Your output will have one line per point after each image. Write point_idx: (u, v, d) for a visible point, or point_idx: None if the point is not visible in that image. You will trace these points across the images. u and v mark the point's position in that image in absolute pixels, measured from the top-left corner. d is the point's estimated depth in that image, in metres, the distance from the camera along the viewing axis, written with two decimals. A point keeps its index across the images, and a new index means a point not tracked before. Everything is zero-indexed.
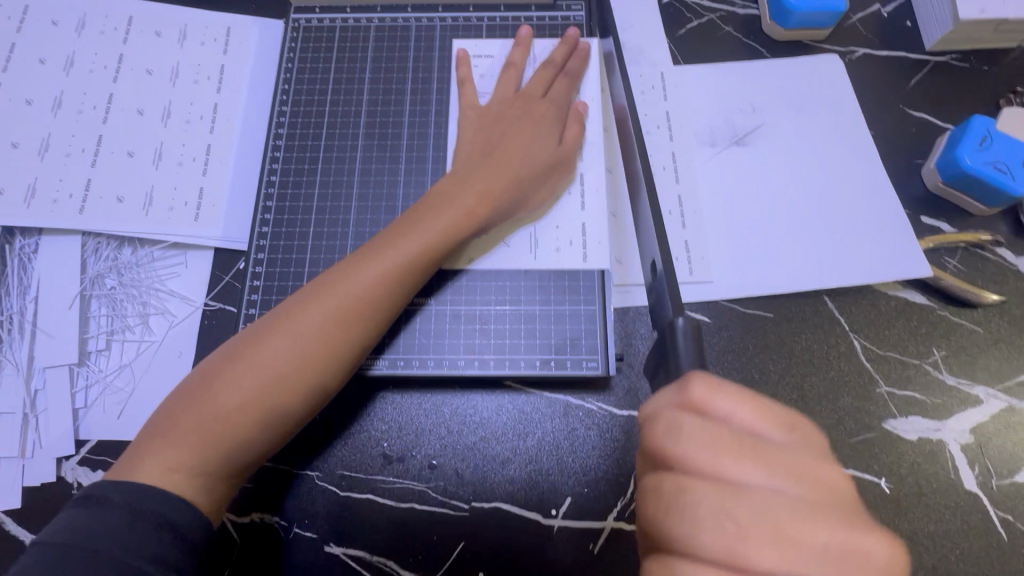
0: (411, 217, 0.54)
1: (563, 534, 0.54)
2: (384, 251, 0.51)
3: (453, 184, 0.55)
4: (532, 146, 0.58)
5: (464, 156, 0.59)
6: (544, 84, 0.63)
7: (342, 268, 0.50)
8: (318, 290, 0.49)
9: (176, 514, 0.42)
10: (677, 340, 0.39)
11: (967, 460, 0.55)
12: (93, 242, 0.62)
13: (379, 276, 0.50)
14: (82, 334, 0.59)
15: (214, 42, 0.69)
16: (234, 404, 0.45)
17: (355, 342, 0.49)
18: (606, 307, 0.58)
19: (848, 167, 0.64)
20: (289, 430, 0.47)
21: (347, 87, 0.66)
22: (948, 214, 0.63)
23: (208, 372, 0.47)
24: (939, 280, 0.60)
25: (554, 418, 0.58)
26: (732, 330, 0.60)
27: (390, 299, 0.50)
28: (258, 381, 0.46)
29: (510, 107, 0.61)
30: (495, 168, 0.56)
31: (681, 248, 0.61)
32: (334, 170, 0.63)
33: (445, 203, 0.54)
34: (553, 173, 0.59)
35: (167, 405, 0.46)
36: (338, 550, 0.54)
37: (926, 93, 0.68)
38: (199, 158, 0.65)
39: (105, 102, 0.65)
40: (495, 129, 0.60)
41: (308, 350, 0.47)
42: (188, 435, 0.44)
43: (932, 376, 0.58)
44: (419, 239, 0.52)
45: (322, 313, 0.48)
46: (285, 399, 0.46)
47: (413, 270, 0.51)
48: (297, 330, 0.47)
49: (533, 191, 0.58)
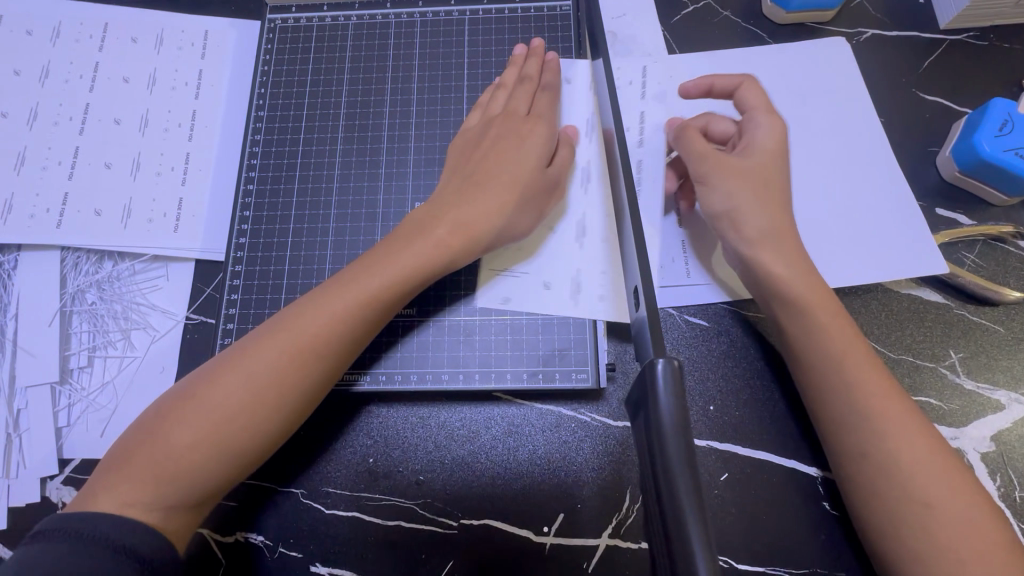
0: (380, 250, 0.51)
1: (556, 551, 0.52)
2: (347, 285, 0.49)
3: (430, 215, 0.52)
4: (513, 164, 0.54)
5: (445, 180, 0.56)
6: (527, 100, 0.58)
7: (303, 303, 0.48)
8: (276, 325, 0.47)
9: (137, 540, 0.40)
10: (656, 388, 0.30)
11: (988, 470, 0.51)
12: (73, 256, 0.60)
13: (339, 311, 0.47)
14: (63, 350, 0.58)
15: (191, 47, 0.67)
16: (186, 443, 0.43)
17: (314, 381, 0.47)
18: (594, 316, 0.55)
19: (855, 156, 0.60)
20: (248, 467, 0.46)
21: (325, 89, 0.64)
22: (965, 205, 0.59)
23: (165, 407, 0.45)
24: (956, 278, 0.56)
25: (545, 429, 0.55)
26: (732, 334, 0.56)
27: (351, 335, 0.48)
28: (211, 418, 0.44)
29: (490, 125, 0.57)
30: (477, 194, 0.53)
31: (677, 250, 0.59)
32: (312, 177, 0.61)
33: (416, 235, 0.51)
34: (543, 196, 0.55)
35: (123, 440, 0.45)
36: (324, 569, 0.52)
37: (941, 76, 0.64)
38: (177, 167, 0.63)
39: (81, 113, 0.64)
40: (476, 150, 0.56)
41: (262, 388, 0.45)
42: (141, 473, 0.43)
43: (949, 380, 0.54)
44: (383, 274, 0.49)
45: (278, 348, 0.46)
46: (239, 436, 0.44)
47: (378, 304, 0.49)
48: (253, 367, 0.45)
49: (521, 219, 0.54)
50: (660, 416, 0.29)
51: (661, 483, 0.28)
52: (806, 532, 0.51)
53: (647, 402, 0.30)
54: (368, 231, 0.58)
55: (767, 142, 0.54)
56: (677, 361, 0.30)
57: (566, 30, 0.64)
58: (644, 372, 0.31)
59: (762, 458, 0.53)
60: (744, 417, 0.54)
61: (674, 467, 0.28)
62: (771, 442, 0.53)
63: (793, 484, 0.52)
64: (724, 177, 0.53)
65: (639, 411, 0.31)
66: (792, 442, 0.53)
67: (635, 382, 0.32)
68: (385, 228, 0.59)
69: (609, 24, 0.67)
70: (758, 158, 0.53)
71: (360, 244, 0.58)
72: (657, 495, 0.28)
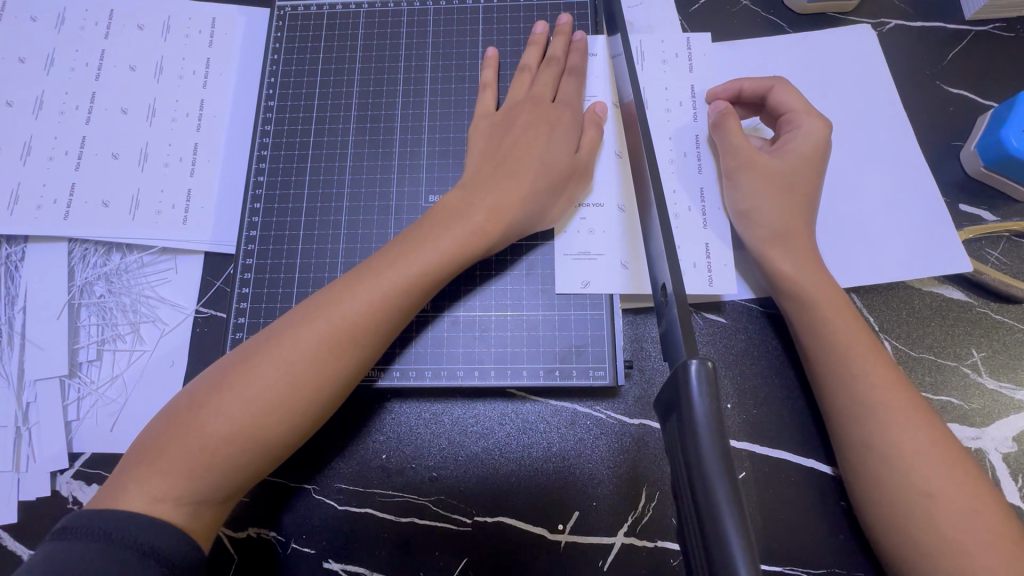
0: (411, 235, 0.50)
1: (571, 550, 0.51)
2: (380, 272, 0.48)
3: (462, 201, 0.51)
4: (545, 152, 0.54)
5: (474, 165, 0.54)
6: (552, 84, 0.58)
7: (333, 291, 0.47)
8: (307, 314, 0.46)
9: (161, 540, 0.39)
10: (689, 390, 0.29)
11: (1009, 470, 0.51)
12: (81, 248, 0.59)
13: (373, 299, 0.46)
14: (72, 343, 0.58)
15: (199, 34, 0.66)
16: (220, 434, 0.42)
17: (348, 370, 0.46)
18: (611, 292, 0.55)
19: (878, 150, 0.59)
20: (280, 459, 0.45)
21: (336, 79, 0.62)
22: (990, 201, 0.58)
23: (195, 397, 0.44)
24: (980, 275, 0.55)
25: (560, 426, 0.55)
26: (751, 331, 0.56)
27: (384, 325, 0.47)
28: (243, 409, 0.43)
29: (519, 112, 0.56)
30: (510, 180, 0.52)
31: (701, 254, 0.56)
32: (323, 168, 0.60)
33: (449, 223, 0.50)
34: (573, 184, 0.55)
35: (152, 430, 0.44)
36: (337, 566, 0.52)
37: (966, 68, 0.62)
38: (186, 158, 0.62)
39: (88, 102, 0.63)
40: (505, 137, 0.55)
41: (297, 378, 0.44)
42: (175, 465, 0.42)
43: (971, 379, 0.53)
44: (417, 261, 0.48)
45: (311, 337, 0.45)
46: (273, 427, 0.43)
47: (413, 293, 0.48)
48: (285, 358, 0.44)
49: (550, 206, 0.54)
50: (694, 419, 0.29)
51: (695, 482, 0.28)
52: (825, 533, 0.50)
53: (681, 404, 0.30)
54: (381, 225, 0.57)
55: (801, 147, 0.54)
56: (711, 361, 0.29)
57: (583, 19, 0.63)
58: (676, 372, 0.30)
59: (780, 456, 0.52)
60: (762, 415, 0.53)
61: (710, 474, 0.27)
62: (790, 441, 0.52)
63: (811, 483, 0.51)
64: (748, 180, 0.54)
65: (672, 413, 0.31)
66: (811, 442, 0.52)
67: (667, 382, 0.32)
68: (398, 221, 0.58)
69: (626, 13, 0.66)
70: (787, 160, 0.54)
71: (373, 237, 0.57)
72: (691, 490, 0.28)
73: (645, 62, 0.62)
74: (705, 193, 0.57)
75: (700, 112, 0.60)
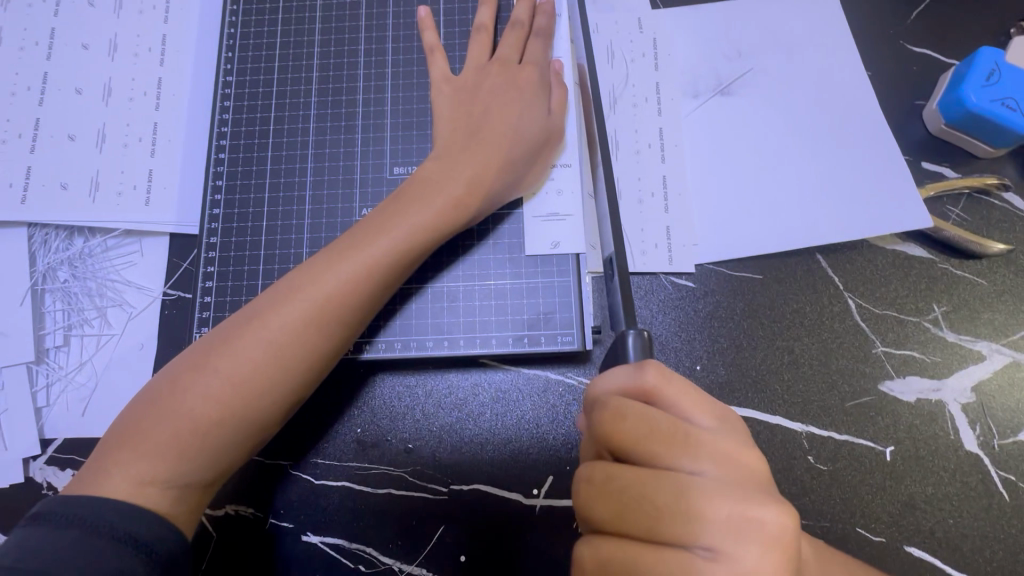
0: (387, 209, 0.49)
1: (546, 513, 0.52)
2: (360, 246, 0.47)
3: (438, 171, 0.51)
4: (515, 120, 0.53)
5: (446, 135, 0.54)
6: (520, 47, 0.57)
7: (313, 266, 0.47)
8: (287, 292, 0.46)
9: (137, 528, 0.39)
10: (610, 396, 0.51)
11: (968, 419, 0.52)
12: (41, 233, 0.58)
13: (354, 274, 0.46)
14: (38, 330, 0.57)
15: (153, 10, 0.64)
16: (206, 416, 0.43)
17: (332, 346, 0.46)
18: (578, 252, 0.55)
19: (841, 110, 0.59)
20: (267, 435, 0.46)
21: (296, 52, 0.61)
22: (951, 158, 0.59)
23: (175, 378, 0.44)
24: (941, 232, 0.55)
25: (533, 394, 0.55)
26: (719, 294, 0.56)
27: (366, 300, 0.47)
28: (229, 389, 0.43)
29: (484, 77, 0.56)
30: (483, 149, 0.52)
31: (662, 235, 0.57)
32: (286, 144, 0.59)
33: (427, 194, 0.50)
34: (546, 148, 0.55)
35: (131, 413, 0.44)
36: (316, 539, 0.53)
37: (929, 26, 0.62)
38: (145, 138, 0.60)
39: (39, 83, 0.61)
40: (471, 104, 0.55)
41: (281, 357, 0.44)
42: (163, 447, 0.42)
43: (932, 333, 0.54)
44: (396, 235, 0.48)
45: (293, 314, 0.45)
46: (260, 404, 0.44)
47: (393, 267, 0.48)
48: (268, 337, 0.44)
49: (525, 169, 0.54)
50: None
51: None
52: (792, 485, 0.51)
53: None
54: (346, 199, 0.57)
55: None
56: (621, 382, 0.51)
57: None
58: None
59: (747, 414, 0.53)
60: (729, 375, 0.54)
61: None
62: (757, 400, 0.53)
63: (779, 440, 0.52)
64: None
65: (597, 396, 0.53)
66: (776, 400, 0.53)
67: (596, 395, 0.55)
68: (364, 195, 0.57)
69: None
70: None
71: (338, 213, 0.57)
72: None
73: (603, 32, 0.63)
74: (663, 151, 0.59)
75: (660, 84, 0.61)
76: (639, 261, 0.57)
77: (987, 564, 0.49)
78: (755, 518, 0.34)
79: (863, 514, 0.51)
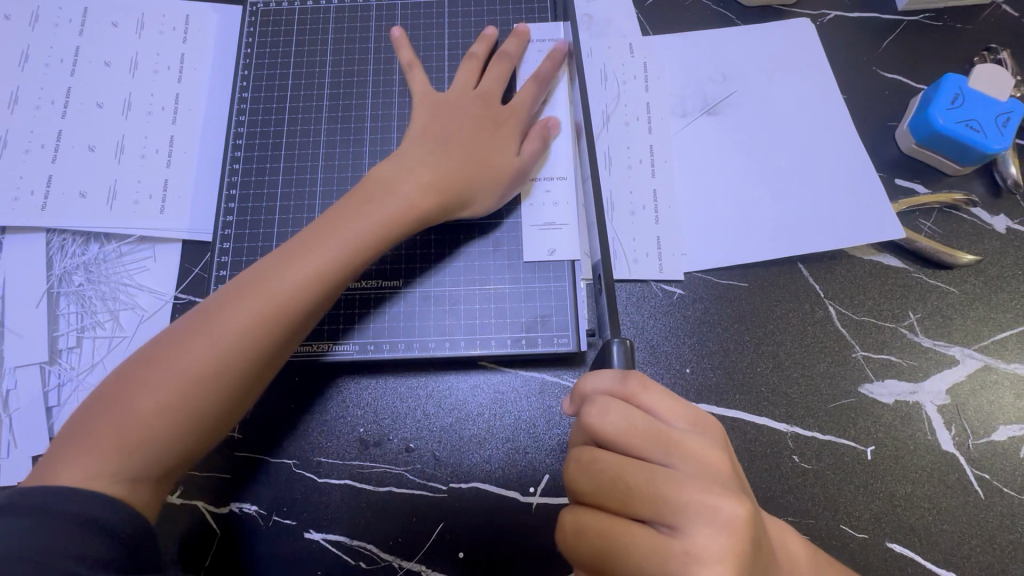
0: (338, 210, 0.51)
1: (542, 510, 0.54)
2: (313, 245, 0.48)
3: (395, 176, 0.52)
4: (482, 150, 0.56)
5: (410, 146, 0.55)
6: (501, 81, 0.61)
7: (265, 264, 0.48)
8: (239, 289, 0.46)
9: (99, 512, 0.39)
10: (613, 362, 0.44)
11: (944, 420, 0.55)
12: (59, 238, 0.61)
13: (303, 277, 0.47)
14: (52, 332, 0.59)
15: (173, 31, 0.68)
16: (156, 410, 0.43)
17: (283, 341, 0.47)
18: (573, 259, 0.58)
19: (819, 130, 0.64)
20: (220, 430, 0.46)
21: (308, 71, 0.65)
22: (922, 175, 0.63)
23: (124, 376, 0.44)
24: (914, 243, 0.59)
25: (530, 395, 0.57)
26: (706, 300, 0.59)
27: (318, 297, 0.48)
28: (179, 383, 0.43)
29: (463, 102, 0.59)
30: (450, 161, 0.55)
31: (652, 244, 0.60)
32: (297, 156, 0.62)
33: (381, 197, 0.51)
34: (507, 183, 0.57)
35: (80, 413, 0.44)
36: (318, 536, 0.54)
37: (900, 54, 0.67)
38: (162, 150, 0.64)
39: (63, 97, 0.64)
40: (443, 122, 0.57)
41: (232, 351, 0.45)
42: (108, 445, 0.42)
43: (908, 339, 0.57)
44: (348, 234, 0.49)
45: (245, 309, 0.45)
46: (213, 398, 0.44)
47: (346, 264, 0.49)
48: (219, 332, 0.45)
49: (484, 194, 0.56)
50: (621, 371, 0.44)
51: None
52: (778, 482, 0.54)
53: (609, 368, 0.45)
54: None
55: None
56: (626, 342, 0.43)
57: (543, 12, 0.66)
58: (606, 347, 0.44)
59: (733, 415, 0.56)
60: (717, 378, 0.57)
61: None
62: (744, 401, 0.56)
63: (765, 439, 0.55)
64: None
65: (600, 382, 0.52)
66: (762, 401, 0.56)
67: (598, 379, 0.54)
68: None
69: (584, 7, 0.69)
70: None
71: None
72: None
73: (597, 56, 0.67)
74: (653, 165, 0.63)
75: (651, 104, 0.65)
76: (632, 269, 0.60)
77: (966, 559, 0.51)
78: (731, 515, 0.37)
79: (846, 510, 0.53)
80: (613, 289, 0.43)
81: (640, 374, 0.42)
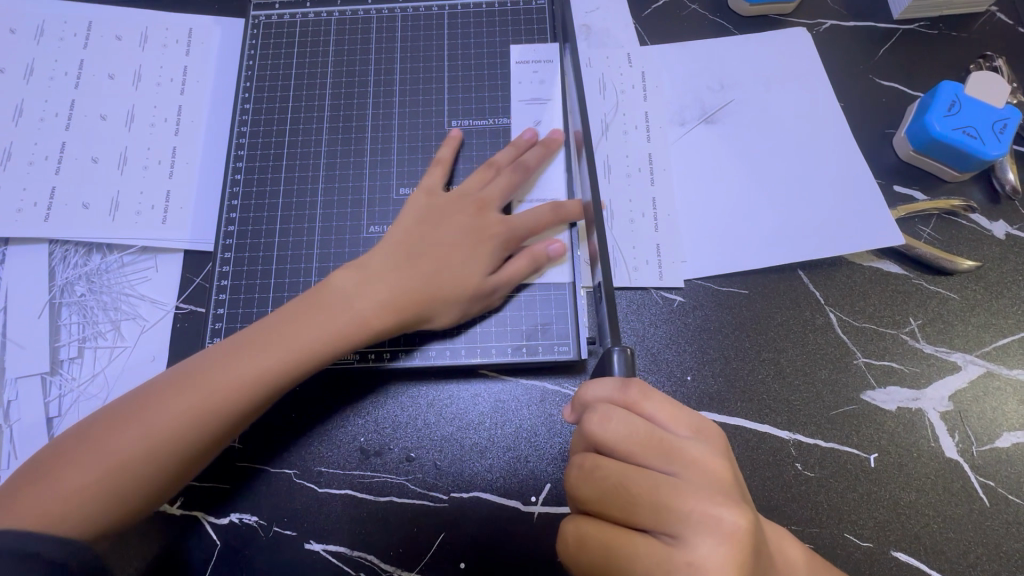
0: (290, 315, 0.53)
1: (544, 520, 0.54)
2: (256, 350, 0.51)
3: (347, 281, 0.54)
4: (454, 271, 0.55)
5: (375, 248, 0.57)
6: (504, 189, 0.58)
7: (210, 359, 0.50)
8: (181, 383, 0.49)
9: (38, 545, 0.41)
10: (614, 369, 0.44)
11: (947, 427, 0.55)
12: (61, 249, 0.61)
13: (238, 381, 0.49)
14: (53, 342, 0.59)
15: (176, 44, 0.68)
16: (77, 488, 0.45)
17: (209, 442, 0.48)
18: (573, 267, 0.58)
19: (817, 138, 0.64)
20: (141, 513, 0.48)
21: (310, 83, 0.66)
22: (920, 182, 0.63)
23: (60, 448, 0.47)
24: (914, 250, 0.59)
25: (530, 404, 0.57)
26: (706, 308, 0.59)
27: (247, 406, 0.49)
28: (101, 465, 0.46)
29: (457, 206, 0.58)
30: (413, 277, 0.55)
31: (652, 252, 0.60)
32: (298, 166, 0.62)
33: (326, 305, 0.53)
34: (474, 308, 0.56)
35: (18, 474, 0.47)
36: (318, 547, 0.54)
37: (896, 62, 0.67)
38: (164, 161, 0.64)
39: (67, 109, 0.65)
40: (427, 232, 0.57)
41: (156, 444, 0.47)
42: (27, 513, 0.44)
43: (909, 345, 0.57)
44: (289, 343, 0.51)
45: (178, 406, 0.48)
46: (131, 485, 0.46)
47: (281, 376, 0.50)
48: (150, 423, 0.47)
49: (446, 311, 0.55)
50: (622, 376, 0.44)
51: None
52: (781, 491, 0.53)
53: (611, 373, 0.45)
54: (354, 217, 0.60)
55: None
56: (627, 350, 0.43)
57: (541, 22, 0.67)
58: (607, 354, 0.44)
59: (734, 423, 0.55)
60: (718, 386, 0.57)
61: None
62: (745, 409, 0.56)
63: (768, 447, 0.55)
64: None
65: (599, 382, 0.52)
66: (763, 409, 0.56)
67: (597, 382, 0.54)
68: (371, 215, 0.60)
69: (583, 18, 0.70)
70: None
71: (347, 230, 0.60)
72: None
73: (596, 65, 0.68)
74: (652, 173, 0.63)
75: (649, 113, 0.66)
76: (632, 276, 0.60)
77: (972, 568, 0.51)
78: (732, 525, 0.37)
79: (849, 518, 0.52)
80: (613, 297, 0.43)
81: (641, 381, 0.42)
